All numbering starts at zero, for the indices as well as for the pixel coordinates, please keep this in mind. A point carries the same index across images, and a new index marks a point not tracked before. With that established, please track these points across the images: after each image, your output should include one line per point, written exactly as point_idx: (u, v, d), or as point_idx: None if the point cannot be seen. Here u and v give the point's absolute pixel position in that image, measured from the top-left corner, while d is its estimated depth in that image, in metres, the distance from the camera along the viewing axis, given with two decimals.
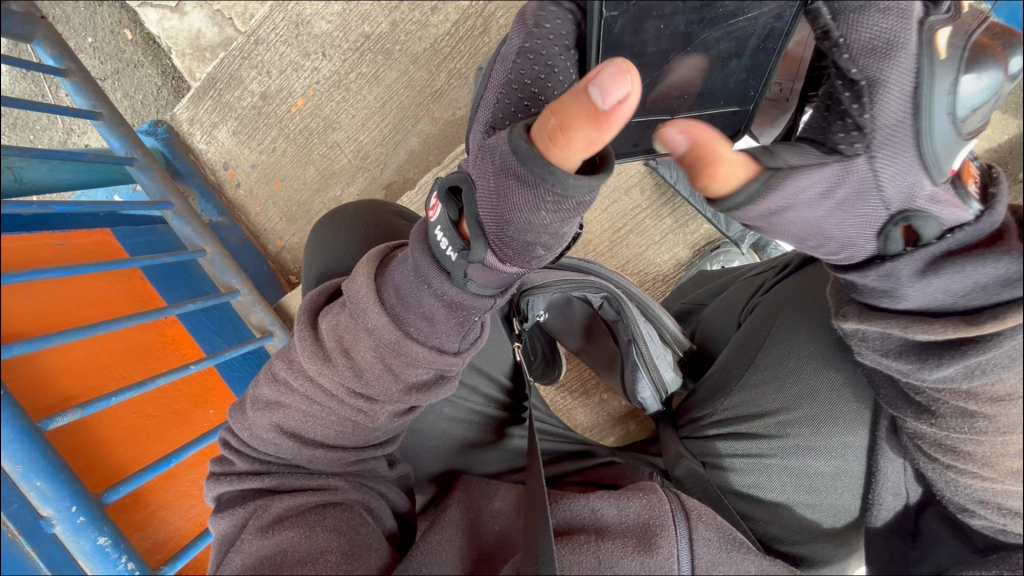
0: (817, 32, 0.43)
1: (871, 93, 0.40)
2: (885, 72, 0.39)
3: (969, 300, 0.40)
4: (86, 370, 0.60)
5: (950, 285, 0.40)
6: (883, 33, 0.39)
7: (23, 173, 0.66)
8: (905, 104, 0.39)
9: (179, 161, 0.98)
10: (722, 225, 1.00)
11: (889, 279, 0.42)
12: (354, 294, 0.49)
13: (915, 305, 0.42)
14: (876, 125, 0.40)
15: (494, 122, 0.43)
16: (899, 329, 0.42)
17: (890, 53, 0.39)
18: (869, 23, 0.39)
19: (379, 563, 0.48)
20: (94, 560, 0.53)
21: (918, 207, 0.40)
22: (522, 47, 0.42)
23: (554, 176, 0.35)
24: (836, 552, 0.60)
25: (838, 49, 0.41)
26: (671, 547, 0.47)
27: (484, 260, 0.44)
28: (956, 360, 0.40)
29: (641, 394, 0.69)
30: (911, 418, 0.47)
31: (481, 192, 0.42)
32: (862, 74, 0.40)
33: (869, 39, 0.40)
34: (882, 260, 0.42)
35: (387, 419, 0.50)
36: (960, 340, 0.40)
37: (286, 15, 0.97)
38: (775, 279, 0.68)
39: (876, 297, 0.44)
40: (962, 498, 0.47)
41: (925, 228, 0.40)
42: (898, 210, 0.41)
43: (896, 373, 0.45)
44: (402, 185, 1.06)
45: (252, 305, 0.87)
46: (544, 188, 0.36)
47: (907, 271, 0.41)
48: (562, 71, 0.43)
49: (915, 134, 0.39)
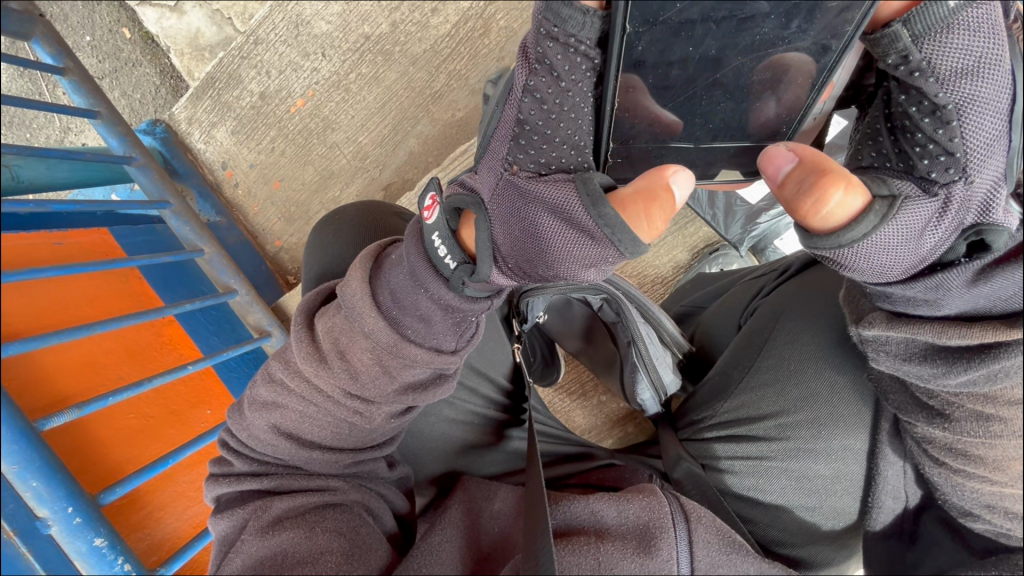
0: (892, 57, 0.39)
1: (963, 116, 0.38)
2: (977, 93, 0.37)
3: (1008, 303, 0.39)
4: (82, 369, 0.60)
5: (994, 291, 0.39)
6: (973, 53, 0.37)
7: (21, 171, 0.66)
8: (997, 125, 0.38)
9: (177, 160, 0.98)
10: (722, 227, 0.97)
11: (937, 290, 0.40)
12: (349, 298, 0.48)
13: (954, 310, 0.41)
14: (968, 149, 0.37)
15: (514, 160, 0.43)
16: (931, 334, 0.42)
17: (981, 74, 0.37)
18: (956, 45, 0.37)
19: (380, 563, 0.47)
20: (90, 561, 0.52)
21: (993, 220, 0.37)
22: (527, 86, 0.41)
23: (619, 229, 0.37)
24: (834, 554, 0.61)
25: (921, 75, 0.38)
26: (672, 549, 0.46)
27: (490, 277, 0.45)
28: (983, 365, 0.40)
29: (640, 397, 0.68)
30: (923, 423, 0.47)
31: (496, 214, 0.43)
32: (951, 98, 0.38)
33: (957, 62, 0.37)
34: (934, 270, 0.40)
35: (383, 420, 0.51)
36: (988, 343, 0.40)
37: (286, 15, 0.97)
38: (775, 283, 0.69)
39: (911, 306, 0.43)
40: (967, 503, 0.47)
41: (996, 241, 0.37)
42: (969, 223, 0.38)
43: (918, 377, 0.45)
44: (401, 186, 1.06)
45: (250, 305, 0.86)
46: (611, 245, 0.38)
47: (958, 282, 0.39)
48: (573, 108, 0.43)
49: (1002, 154, 0.38)
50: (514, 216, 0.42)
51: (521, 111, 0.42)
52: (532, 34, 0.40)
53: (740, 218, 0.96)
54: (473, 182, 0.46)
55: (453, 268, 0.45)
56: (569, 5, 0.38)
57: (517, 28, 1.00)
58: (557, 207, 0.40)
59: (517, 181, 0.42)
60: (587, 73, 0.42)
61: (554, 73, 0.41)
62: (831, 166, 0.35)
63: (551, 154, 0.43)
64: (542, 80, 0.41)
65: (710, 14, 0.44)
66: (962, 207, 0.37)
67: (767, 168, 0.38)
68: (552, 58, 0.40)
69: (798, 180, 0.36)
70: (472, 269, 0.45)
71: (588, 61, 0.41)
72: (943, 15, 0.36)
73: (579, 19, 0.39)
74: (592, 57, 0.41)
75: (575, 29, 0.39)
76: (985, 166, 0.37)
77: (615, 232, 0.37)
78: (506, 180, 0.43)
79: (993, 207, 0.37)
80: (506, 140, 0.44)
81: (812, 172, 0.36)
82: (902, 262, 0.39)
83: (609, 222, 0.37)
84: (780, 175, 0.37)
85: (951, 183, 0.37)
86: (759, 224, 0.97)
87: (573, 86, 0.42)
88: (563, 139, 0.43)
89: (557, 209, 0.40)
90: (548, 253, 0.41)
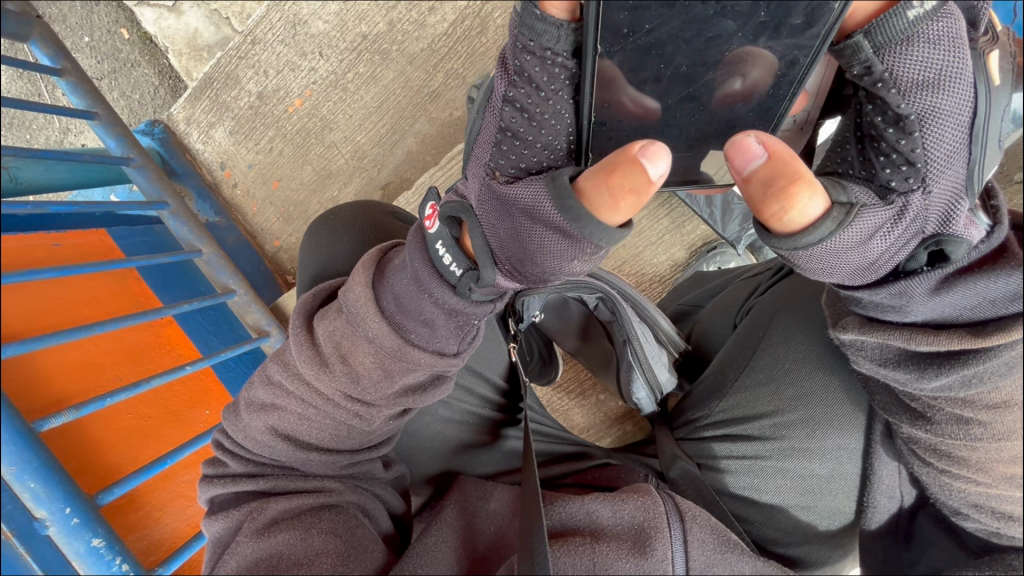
0: (856, 67, 0.40)
1: (924, 128, 0.38)
2: (938, 106, 0.37)
3: (975, 313, 0.39)
4: (80, 370, 0.60)
5: (960, 300, 0.39)
6: (932, 67, 0.37)
7: (19, 172, 0.67)
8: (958, 138, 0.38)
9: (176, 161, 0.98)
10: (720, 225, 0.96)
11: (901, 296, 0.40)
12: (352, 303, 0.48)
13: (921, 317, 0.41)
14: (929, 159, 0.38)
15: (495, 167, 0.44)
16: (901, 340, 0.42)
17: (942, 86, 0.37)
18: (916, 58, 0.37)
19: (376, 564, 0.47)
20: (88, 561, 0.52)
21: (952, 230, 0.38)
22: (506, 97, 0.42)
23: (586, 220, 0.37)
24: (829, 554, 0.61)
25: (884, 85, 0.39)
26: (666, 549, 0.47)
27: (495, 283, 0.45)
28: (955, 370, 0.40)
29: (636, 395, 0.68)
30: (906, 425, 0.47)
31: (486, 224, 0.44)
32: (913, 109, 0.38)
33: (918, 74, 0.37)
34: (898, 277, 0.40)
35: (383, 422, 0.51)
36: (957, 350, 0.40)
37: (283, 15, 0.97)
38: (769, 281, 0.68)
39: (881, 311, 0.43)
40: (957, 503, 0.47)
41: (955, 252, 0.38)
42: (931, 232, 0.38)
43: (895, 382, 0.45)
44: (399, 185, 1.07)
45: (249, 305, 0.86)
46: (587, 239, 0.38)
47: (921, 290, 0.39)
48: (554, 116, 0.42)
49: (963, 164, 0.38)
50: (502, 220, 0.43)
51: (502, 120, 0.42)
52: (510, 46, 0.40)
53: (738, 217, 0.96)
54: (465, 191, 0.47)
55: (459, 275, 0.46)
56: (542, 20, 0.38)
57: None
58: (527, 208, 0.41)
59: (496, 187, 0.43)
60: (565, 82, 0.41)
61: (533, 84, 0.41)
62: (798, 170, 0.35)
63: (532, 159, 0.43)
64: (521, 91, 0.41)
65: (680, 34, 0.43)
66: (918, 217, 0.38)
67: (734, 159, 0.36)
68: (530, 70, 0.40)
69: (761, 180, 0.35)
70: (478, 275, 0.45)
71: (566, 71, 0.41)
72: (903, 28, 0.37)
73: (553, 33, 0.39)
74: (570, 67, 0.41)
75: (550, 43, 0.39)
76: (943, 175, 0.38)
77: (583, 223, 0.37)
78: (487, 186, 0.43)
79: (952, 218, 0.38)
80: (488, 147, 0.44)
81: (780, 173, 0.35)
82: (850, 264, 0.39)
83: (576, 216, 0.37)
84: (747, 170, 0.36)
85: (909, 192, 0.38)
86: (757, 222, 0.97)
87: (552, 95, 0.42)
88: (545, 145, 0.43)
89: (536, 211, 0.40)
90: (526, 253, 0.42)
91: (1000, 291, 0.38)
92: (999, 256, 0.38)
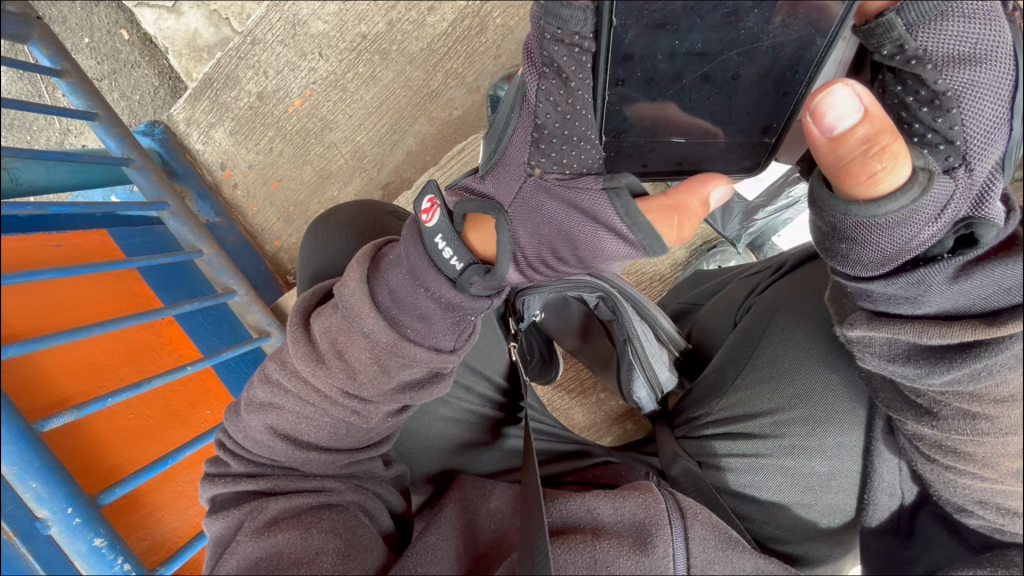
0: (887, 47, 0.39)
1: (962, 103, 0.38)
2: (976, 80, 0.37)
3: (987, 302, 0.39)
4: (82, 370, 0.60)
5: (976, 289, 0.39)
6: (968, 41, 0.37)
7: (19, 174, 0.67)
8: (998, 110, 0.38)
9: (176, 162, 0.98)
10: (719, 224, 0.99)
11: (919, 286, 0.40)
12: (347, 298, 0.49)
13: (934, 309, 0.41)
14: (969, 137, 0.38)
15: (536, 164, 0.44)
16: (912, 334, 0.42)
17: (977, 61, 0.37)
18: (950, 32, 0.37)
19: (377, 562, 0.47)
20: (90, 561, 0.52)
21: (984, 214, 0.37)
22: (540, 91, 0.42)
23: (652, 234, 0.39)
24: (831, 551, 0.61)
25: (919, 62, 0.38)
26: (667, 546, 0.47)
27: (508, 276, 0.46)
28: (967, 364, 0.40)
29: (637, 394, 0.68)
30: (912, 421, 0.47)
31: (521, 217, 0.44)
32: (949, 85, 0.38)
33: (953, 49, 0.38)
34: (917, 265, 0.40)
35: (380, 419, 0.51)
36: (970, 342, 0.40)
37: (283, 15, 0.97)
38: (770, 279, 0.68)
39: (893, 304, 0.42)
40: (960, 499, 0.47)
41: (985, 236, 0.38)
42: (961, 216, 0.38)
43: (903, 377, 0.45)
44: (399, 185, 1.07)
45: (249, 305, 0.86)
46: (642, 247, 0.40)
47: (939, 278, 0.39)
48: (585, 106, 0.42)
49: (1003, 141, 0.38)
50: (535, 216, 0.44)
51: (537, 117, 0.43)
52: (535, 37, 0.40)
53: (737, 215, 0.97)
54: (480, 188, 0.46)
55: (459, 270, 0.46)
56: (568, 5, 0.39)
57: (515, 26, 1.00)
58: (587, 208, 0.42)
59: (546, 183, 0.43)
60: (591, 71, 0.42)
61: (562, 75, 0.41)
62: (889, 126, 0.32)
63: (572, 155, 0.44)
64: (552, 83, 0.41)
65: (695, 8, 0.42)
66: (962, 196, 0.37)
67: (825, 116, 0.33)
68: (559, 60, 0.40)
69: (848, 142, 0.33)
70: (486, 270, 0.46)
71: (591, 57, 0.41)
72: (936, 4, 0.37)
73: (579, 17, 0.39)
74: (592, 51, 0.41)
75: (577, 26, 0.39)
76: (985, 152, 0.38)
77: (647, 238, 0.39)
78: (533, 182, 0.44)
79: (987, 202, 0.37)
80: (525, 146, 0.44)
81: (872, 133, 0.32)
82: (900, 240, 0.37)
83: (643, 230, 0.39)
84: (838, 131, 0.33)
85: (952, 169, 0.38)
86: (757, 220, 0.97)
87: (580, 85, 0.41)
88: (581, 137, 0.43)
89: (589, 214, 0.42)
90: (567, 249, 0.44)
91: (1015, 279, 0.37)
92: (1013, 246, 0.38)
